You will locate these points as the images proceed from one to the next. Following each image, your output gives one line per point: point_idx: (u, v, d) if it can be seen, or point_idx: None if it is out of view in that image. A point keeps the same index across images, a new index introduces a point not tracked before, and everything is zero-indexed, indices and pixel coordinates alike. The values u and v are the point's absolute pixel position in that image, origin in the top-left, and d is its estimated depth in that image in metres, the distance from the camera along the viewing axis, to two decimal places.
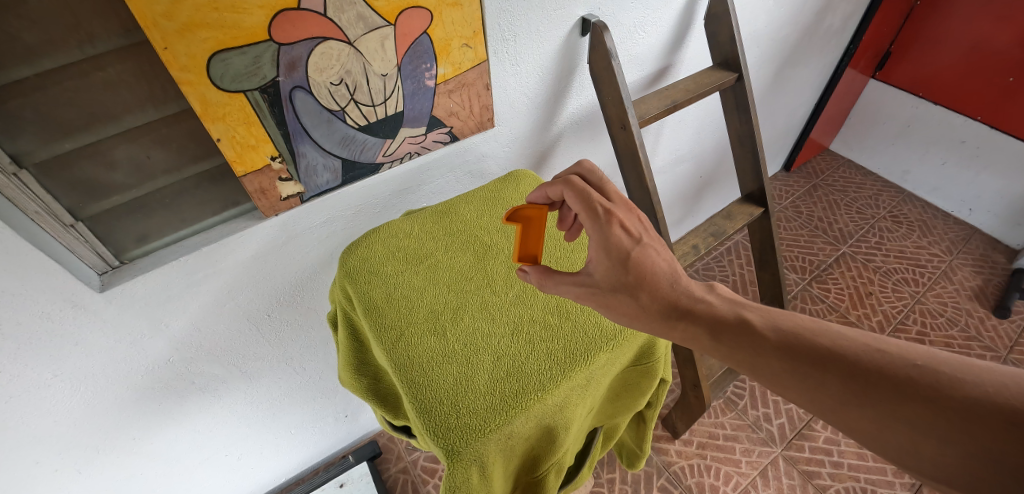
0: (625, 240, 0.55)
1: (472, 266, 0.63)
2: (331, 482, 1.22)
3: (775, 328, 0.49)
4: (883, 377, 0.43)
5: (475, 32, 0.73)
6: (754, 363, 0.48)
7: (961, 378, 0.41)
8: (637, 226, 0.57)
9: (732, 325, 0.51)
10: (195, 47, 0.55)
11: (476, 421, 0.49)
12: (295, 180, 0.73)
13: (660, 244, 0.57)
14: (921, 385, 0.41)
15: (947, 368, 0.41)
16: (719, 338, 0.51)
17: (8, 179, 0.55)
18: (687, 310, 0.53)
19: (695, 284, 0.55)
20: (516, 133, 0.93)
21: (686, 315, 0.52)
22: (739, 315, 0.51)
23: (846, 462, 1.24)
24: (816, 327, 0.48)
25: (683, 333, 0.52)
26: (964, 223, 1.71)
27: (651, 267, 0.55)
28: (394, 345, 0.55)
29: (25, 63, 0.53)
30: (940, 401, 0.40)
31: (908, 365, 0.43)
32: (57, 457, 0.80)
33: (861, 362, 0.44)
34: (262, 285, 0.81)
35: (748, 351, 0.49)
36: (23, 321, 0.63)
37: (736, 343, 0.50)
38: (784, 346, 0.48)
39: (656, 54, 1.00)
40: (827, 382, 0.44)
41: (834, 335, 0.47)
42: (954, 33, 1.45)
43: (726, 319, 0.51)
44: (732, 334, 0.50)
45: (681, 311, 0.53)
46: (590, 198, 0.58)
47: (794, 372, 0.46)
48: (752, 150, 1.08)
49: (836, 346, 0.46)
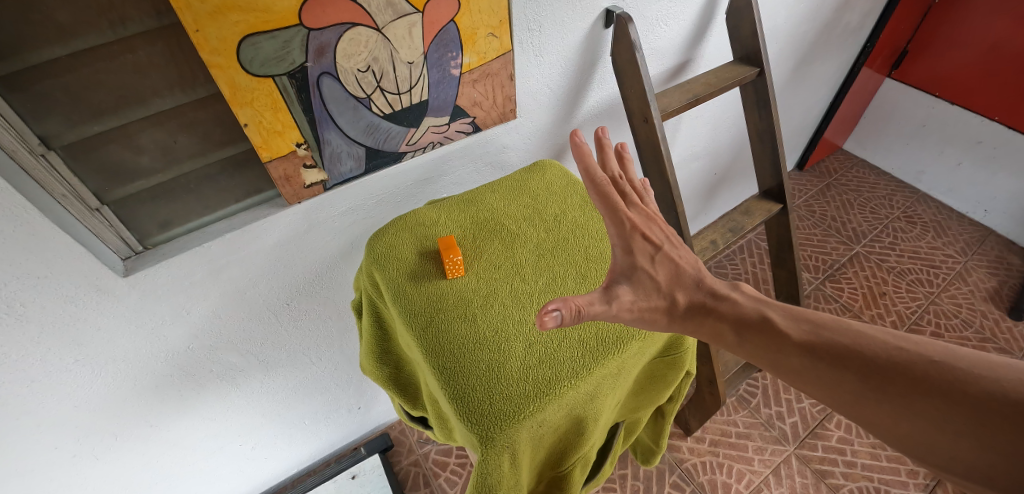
0: (647, 248, 0.55)
1: (501, 254, 0.61)
2: (343, 474, 1.22)
3: (797, 326, 0.52)
4: (900, 373, 0.45)
5: (501, 21, 0.73)
6: (774, 359, 0.51)
7: (976, 374, 0.43)
8: (659, 234, 0.57)
9: (756, 324, 0.53)
10: (226, 30, 0.55)
11: (509, 407, 0.49)
12: (319, 167, 0.72)
13: (681, 248, 0.57)
14: (937, 381, 0.43)
15: (963, 366, 0.43)
16: (742, 335, 0.53)
17: (36, 160, 0.56)
18: (713, 308, 0.54)
19: (721, 282, 0.57)
20: (537, 125, 0.92)
21: (712, 312, 0.54)
22: (763, 314, 0.53)
23: (860, 462, 1.23)
24: (838, 325, 0.50)
25: (710, 330, 0.54)
26: (979, 225, 1.69)
27: (675, 270, 0.56)
28: (424, 331, 0.54)
29: (57, 44, 0.53)
30: (955, 397, 0.42)
31: (925, 361, 0.45)
32: (75, 442, 0.80)
33: (879, 358, 0.47)
34: (282, 273, 0.81)
35: (770, 349, 0.51)
36: (47, 305, 0.63)
37: (759, 342, 0.52)
38: (805, 344, 0.50)
39: (678, 47, 1.00)
40: (845, 379, 0.47)
41: (854, 334, 0.49)
42: (972, 31, 1.44)
43: (750, 317, 0.53)
44: (755, 332, 0.52)
45: (707, 308, 0.55)
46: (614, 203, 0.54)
47: (814, 369, 0.49)
48: (771, 145, 1.07)
49: (856, 347, 0.48)
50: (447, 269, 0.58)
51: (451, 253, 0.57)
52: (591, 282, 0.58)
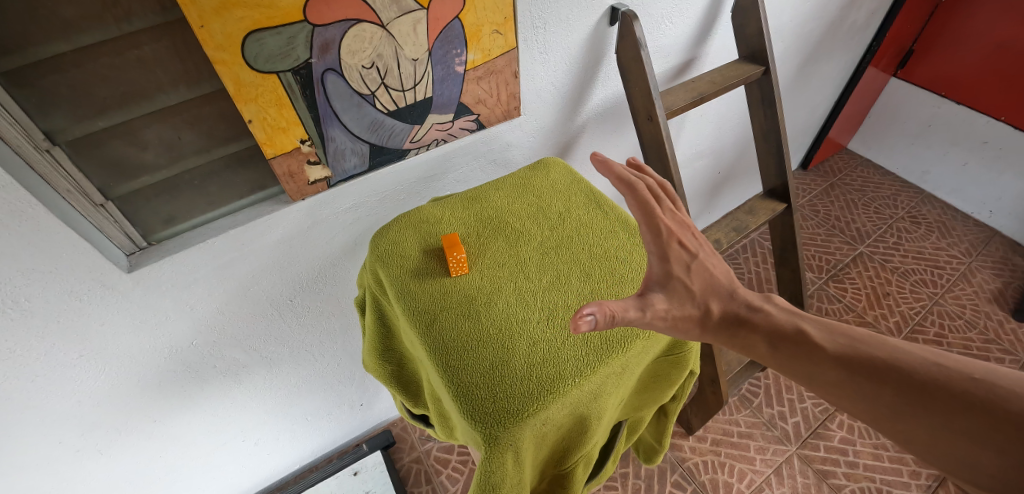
0: (683, 255, 0.56)
1: (505, 251, 0.61)
2: (345, 470, 1.22)
3: (833, 339, 0.52)
4: (939, 389, 0.45)
5: (505, 18, 0.73)
6: (809, 371, 0.51)
7: (1016, 392, 0.43)
8: (693, 242, 0.57)
9: (791, 336, 0.53)
10: (231, 26, 0.55)
11: (514, 406, 0.49)
12: (323, 164, 0.72)
13: (712, 255, 0.58)
14: (977, 398, 0.44)
15: (1004, 383, 0.44)
16: (777, 347, 0.53)
17: (40, 155, 0.56)
18: (747, 319, 0.54)
19: (754, 294, 0.57)
20: (541, 122, 0.92)
21: (746, 324, 0.54)
22: (799, 327, 0.53)
23: (862, 462, 1.23)
24: (874, 339, 0.50)
25: (745, 340, 0.54)
26: (984, 226, 1.68)
27: (709, 279, 0.56)
28: (427, 328, 0.54)
29: (63, 39, 0.53)
30: (996, 414, 0.42)
31: (966, 378, 0.45)
32: (79, 437, 0.81)
33: (918, 374, 0.47)
34: (286, 270, 0.81)
35: (806, 362, 0.51)
36: (51, 300, 0.63)
37: (794, 354, 0.52)
38: (841, 356, 0.50)
39: (683, 46, 0.99)
40: (883, 393, 0.47)
41: (891, 349, 0.49)
42: (978, 31, 1.43)
43: (784, 329, 0.54)
44: (790, 344, 0.52)
45: (741, 319, 0.55)
46: (653, 209, 0.56)
47: (850, 382, 0.49)
48: (776, 144, 1.07)
49: (891, 361, 0.48)
50: (451, 267, 0.58)
51: (456, 252, 0.58)
52: (595, 280, 0.58)
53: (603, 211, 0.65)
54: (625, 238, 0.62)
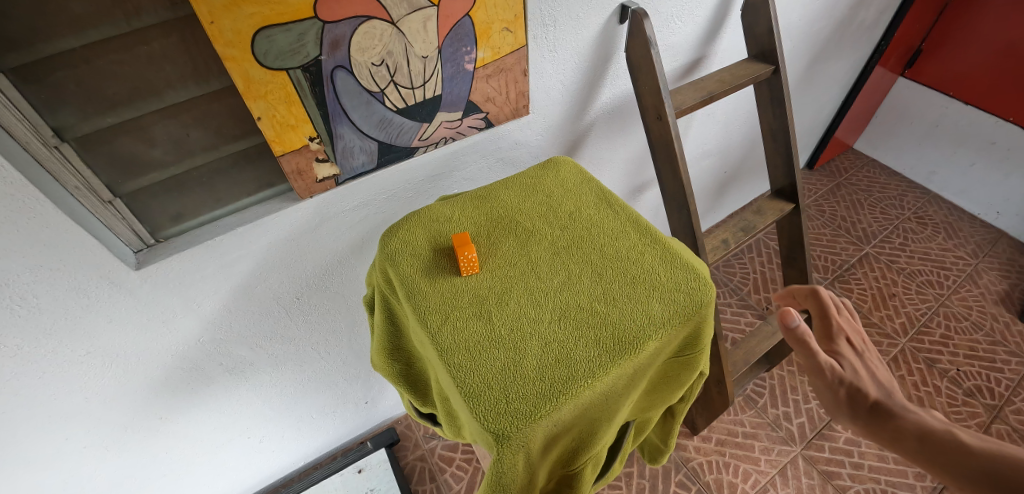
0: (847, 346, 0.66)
1: (516, 251, 0.60)
2: (350, 468, 1.22)
3: (984, 443, 0.52)
4: None
5: (516, 16, 0.72)
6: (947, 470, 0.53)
7: None
8: (859, 341, 0.67)
9: (938, 436, 0.55)
10: (241, 22, 0.54)
11: (526, 406, 0.48)
12: (331, 161, 0.72)
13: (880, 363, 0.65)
14: None
15: None
16: (921, 441, 0.56)
17: (49, 151, 0.56)
18: (896, 415, 0.59)
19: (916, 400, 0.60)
20: (550, 121, 0.91)
21: (893, 418, 0.59)
22: (952, 432, 0.55)
23: (867, 464, 1.22)
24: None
25: (889, 434, 0.58)
26: (991, 227, 1.68)
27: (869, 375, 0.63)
28: (438, 328, 0.53)
29: (72, 35, 0.53)
30: None
31: None
32: (86, 433, 0.81)
33: None
34: (293, 268, 0.81)
35: (945, 461, 0.53)
36: (60, 297, 0.63)
37: (936, 451, 0.54)
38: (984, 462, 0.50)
39: (692, 44, 0.99)
40: None
41: None
42: (987, 31, 1.42)
43: (933, 428, 0.56)
44: (937, 442, 0.55)
45: (889, 414, 0.59)
46: (828, 307, 0.68)
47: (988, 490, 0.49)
48: (784, 144, 1.06)
49: None
50: (462, 266, 0.57)
51: (466, 250, 0.57)
52: (606, 281, 0.57)
53: (613, 211, 0.65)
54: (637, 238, 0.61)
